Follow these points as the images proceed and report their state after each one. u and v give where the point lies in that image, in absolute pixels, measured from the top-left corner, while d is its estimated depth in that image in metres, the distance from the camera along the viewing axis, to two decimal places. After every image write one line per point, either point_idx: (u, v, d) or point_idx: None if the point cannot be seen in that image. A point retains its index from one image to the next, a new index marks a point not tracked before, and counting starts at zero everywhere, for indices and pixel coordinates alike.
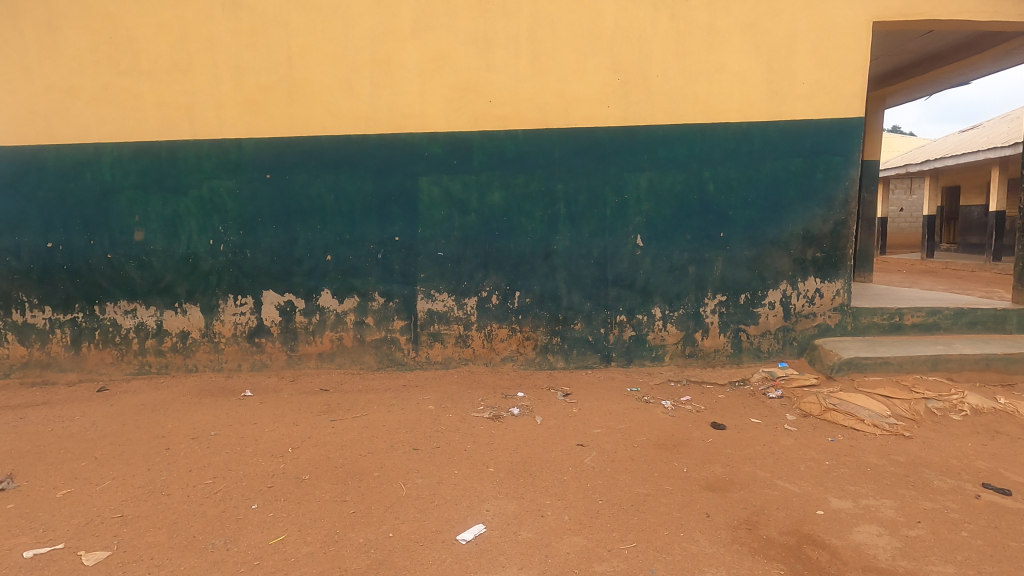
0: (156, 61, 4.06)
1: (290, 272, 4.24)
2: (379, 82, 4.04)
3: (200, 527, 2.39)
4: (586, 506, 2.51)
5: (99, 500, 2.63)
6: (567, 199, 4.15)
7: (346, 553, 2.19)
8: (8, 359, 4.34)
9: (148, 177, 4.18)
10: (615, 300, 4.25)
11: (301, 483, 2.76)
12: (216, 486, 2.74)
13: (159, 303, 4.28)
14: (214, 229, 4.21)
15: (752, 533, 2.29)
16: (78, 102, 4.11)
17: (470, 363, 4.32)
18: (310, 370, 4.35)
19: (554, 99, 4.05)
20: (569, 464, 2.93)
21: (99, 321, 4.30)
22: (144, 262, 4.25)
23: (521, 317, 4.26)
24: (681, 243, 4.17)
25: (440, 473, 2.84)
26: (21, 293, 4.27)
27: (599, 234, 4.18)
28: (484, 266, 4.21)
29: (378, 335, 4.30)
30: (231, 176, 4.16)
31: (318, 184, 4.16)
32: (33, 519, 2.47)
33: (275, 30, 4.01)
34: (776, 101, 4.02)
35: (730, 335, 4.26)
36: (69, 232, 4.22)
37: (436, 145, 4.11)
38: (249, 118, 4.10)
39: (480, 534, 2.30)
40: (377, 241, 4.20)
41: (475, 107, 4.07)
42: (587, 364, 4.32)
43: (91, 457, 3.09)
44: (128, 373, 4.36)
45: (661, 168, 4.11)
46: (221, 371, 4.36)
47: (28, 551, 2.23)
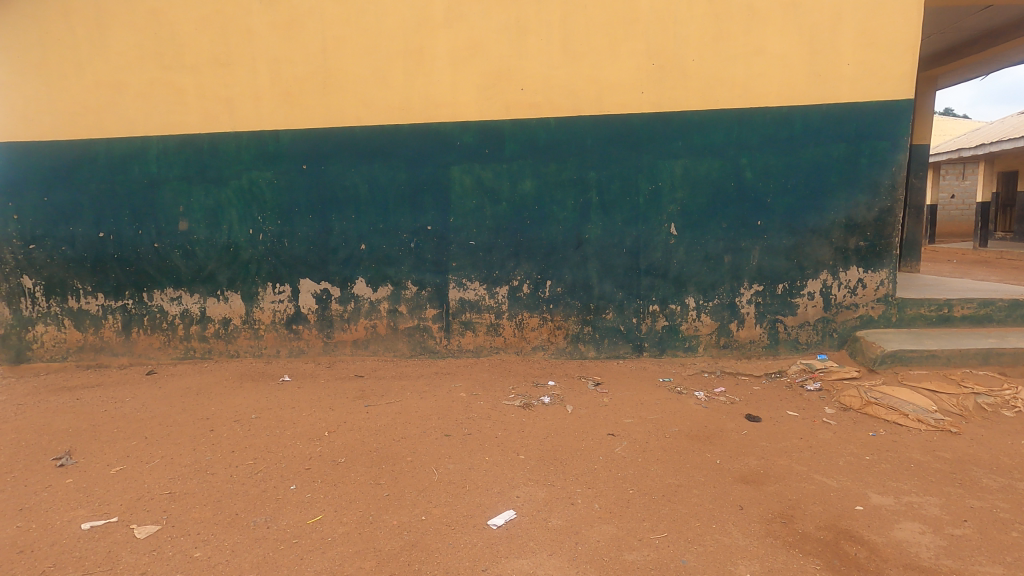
0: (198, 55, 4.18)
1: (326, 260, 4.34)
2: (412, 72, 4.07)
3: (243, 505, 2.49)
4: (616, 495, 2.52)
5: (150, 477, 2.78)
6: (599, 187, 4.11)
7: (380, 534, 2.25)
8: (65, 343, 4.58)
9: (191, 168, 4.32)
10: (648, 289, 4.19)
11: (337, 465, 2.84)
12: (257, 466, 2.86)
13: (203, 290, 4.45)
14: (254, 219, 4.34)
15: (786, 527, 2.25)
16: (126, 96, 4.27)
17: (501, 352, 4.34)
18: (345, 357, 4.45)
19: (587, 86, 4.00)
20: (599, 453, 2.93)
21: (147, 308, 4.50)
22: (189, 250, 4.41)
23: (552, 306, 4.26)
24: (717, 232, 4.08)
25: (472, 459, 2.88)
26: (76, 280, 4.49)
27: (631, 223, 4.13)
28: (515, 255, 4.21)
29: (411, 323, 4.36)
30: (269, 166, 4.27)
31: (353, 174, 4.22)
32: (90, 493, 2.63)
33: (311, 22, 4.08)
34: (818, 84, 3.87)
35: (767, 326, 4.17)
36: (119, 222, 4.41)
37: (468, 134, 4.11)
38: (286, 110, 4.19)
39: (510, 520, 2.33)
40: (410, 231, 4.25)
41: (507, 96, 4.05)
42: (618, 354, 4.29)
43: (141, 436, 3.26)
44: (174, 357, 4.56)
45: (697, 155, 4.01)
46: (261, 357, 4.51)
47: (86, 522, 2.37)
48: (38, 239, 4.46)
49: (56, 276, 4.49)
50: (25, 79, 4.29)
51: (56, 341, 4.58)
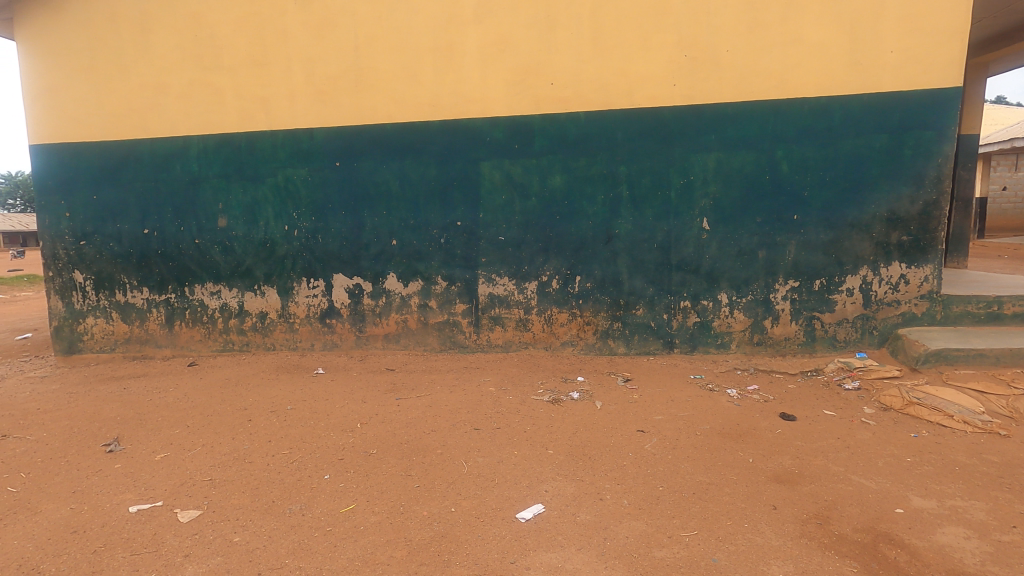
0: (235, 56, 4.29)
1: (358, 256, 4.41)
2: (442, 68, 4.10)
3: (279, 493, 2.57)
4: (646, 492, 2.50)
5: (191, 464, 2.89)
6: (630, 181, 4.07)
7: (411, 525, 2.29)
8: (113, 335, 4.79)
9: (229, 166, 4.45)
10: (679, 285, 4.13)
11: (369, 457, 2.90)
12: (293, 456, 2.94)
13: (241, 285, 4.58)
14: (289, 216, 4.44)
15: (821, 528, 2.20)
16: (168, 97, 4.42)
17: (530, 347, 4.36)
18: (377, 350, 4.54)
19: (618, 79, 3.95)
20: (628, 449, 2.91)
21: (189, 302, 4.66)
22: (228, 246, 4.55)
23: (581, 301, 4.24)
24: (751, 226, 3.99)
25: (501, 453, 2.91)
26: (123, 275, 4.69)
27: (662, 218, 4.08)
28: (545, 250, 4.21)
29: (441, 318, 4.41)
30: (303, 164, 4.36)
31: (384, 171, 4.28)
32: (137, 478, 2.75)
33: (343, 22, 4.14)
34: (859, 73, 3.74)
35: (803, 323, 4.07)
36: (162, 219, 4.58)
37: (498, 130, 4.12)
38: (319, 109, 4.27)
39: (539, 514, 2.34)
40: (440, 227, 4.29)
41: (537, 90, 4.03)
42: (649, 351, 4.25)
43: (184, 425, 3.39)
44: (214, 350, 4.72)
45: (731, 148, 3.93)
46: (296, 350, 4.63)
47: (133, 506, 2.49)
48: (88, 235, 4.66)
49: (104, 271, 4.70)
50: (75, 82, 4.48)
51: (104, 333, 4.79)
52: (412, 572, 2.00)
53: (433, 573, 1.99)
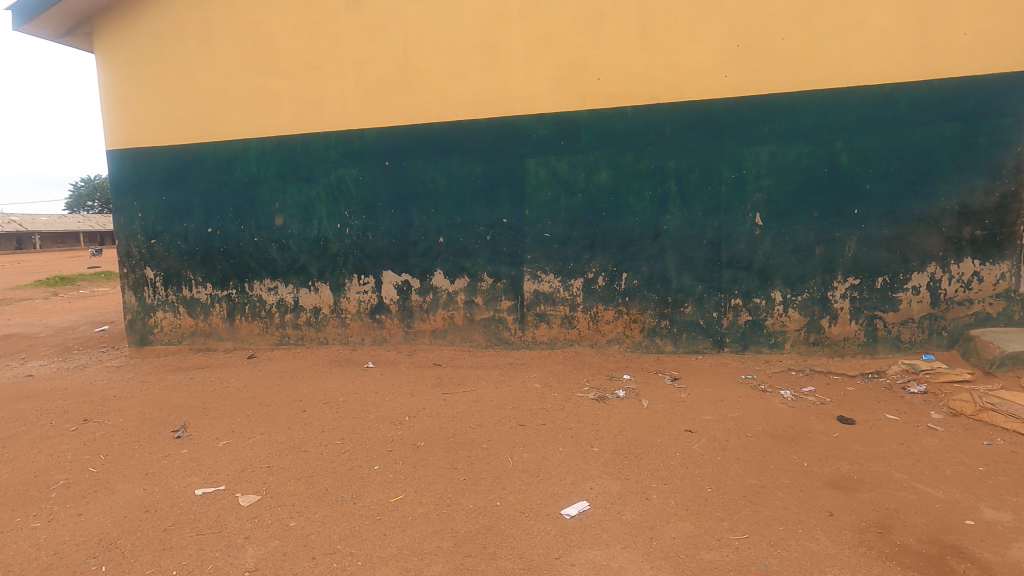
0: (291, 61, 4.46)
1: (407, 253, 4.52)
2: (488, 66, 4.12)
3: (332, 481, 2.68)
4: (694, 493, 2.46)
5: (251, 451, 3.04)
6: (679, 176, 3.98)
7: (457, 517, 2.34)
8: (180, 328, 5.08)
9: (285, 167, 4.63)
10: (730, 283, 4.02)
11: (417, 449, 2.98)
12: (345, 446, 3.05)
13: (296, 281, 4.77)
14: (341, 214, 4.59)
15: (882, 537, 2.10)
16: (229, 102, 4.64)
17: (576, 345, 4.34)
18: (424, 346, 4.63)
19: (666, 71, 3.87)
20: (675, 449, 2.87)
21: (248, 297, 4.89)
22: (284, 244, 4.74)
23: (628, 299, 4.20)
24: (808, 222, 3.84)
25: (546, 449, 2.92)
26: (189, 272, 4.96)
27: (713, 213, 3.97)
28: (591, 247, 4.18)
29: (487, 314, 4.46)
30: (354, 164, 4.49)
31: (431, 169, 4.36)
32: (202, 463, 2.92)
33: (393, 25, 4.24)
34: (928, 58, 3.52)
35: (863, 322, 3.88)
36: (224, 219, 4.82)
37: (544, 126, 4.11)
38: (369, 110, 4.39)
39: (584, 511, 2.35)
40: (486, 224, 4.33)
41: (583, 86, 4.00)
42: (697, 349, 4.16)
43: (244, 414, 3.57)
44: (271, 343, 4.93)
45: (787, 139, 3.78)
46: (347, 344, 4.79)
47: (199, 489, 2.64)
48: (158, 234, 4.96)
49: (172, 267, 4.99)
50: (146, 90, 4.77)
51: (172, 326, 5.10)
52: (459, 562, 2.04)
53: (479, 564, 2.03)
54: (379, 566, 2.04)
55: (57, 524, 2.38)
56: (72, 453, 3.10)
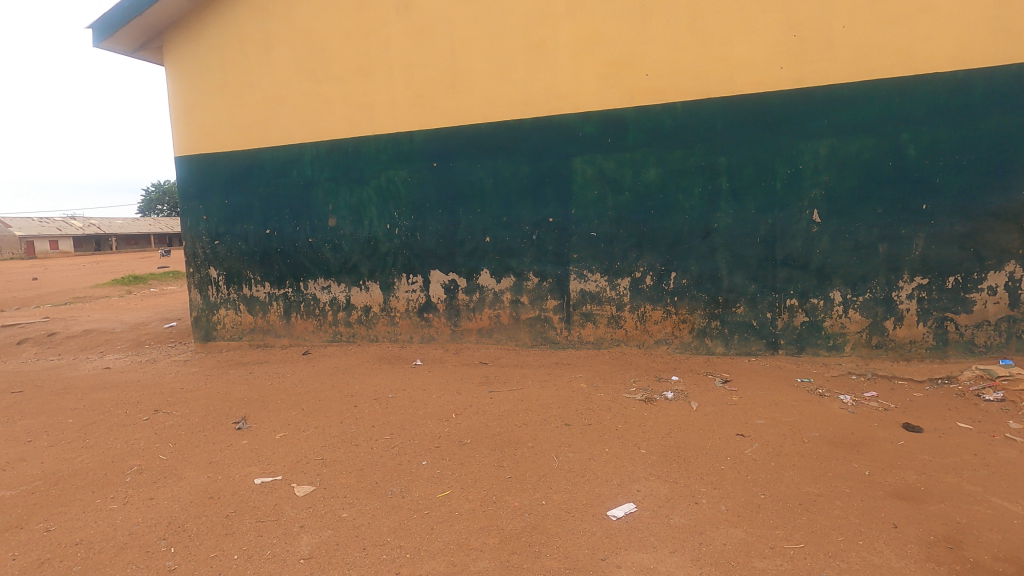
0: (343, 67, 4.61)
1: (453, 253, 4.58)
2: (534, 66, 4.13)
3: (382, 475, 2.76)
4: (745, 499, 2.39)
5: (306, 443, 3.17)
6: (730, 172, 3.87)
7: (503, 514, 2.37)
8: (241, 325, 5.34)
9: (338, 170, 4.78)
10: (785, 282, 3.88)
11: (463, 446, 3.02)
12: (394, 441, 3.14)
13: (348, 280, 4.93)
14: (390, 215, 4.70)
15: (952, 553, 1.98)
16: (286, 109, 4.84)
17: (623, 345, 4.29)
18: (471, 344, 4.69)
19: (718, 65, 3.77)
20: (726, 453, 2.80)
21: (303, 295, 5.09)
22: (337, 244, 4.90)
23: (676, 299, 4.11)
24: (870, 218, 3.65)
25: (592, 450, 2.91)
26: (249, 271, 5.21)
27: (766, 210, 3.84)
28: (638, 245, 4.13)
29: (533, 313, 4.47)
30: (402, 165, 4.59)
31: (478, 169, 4.40)
32: (261, 453, 3.07)
33: (441, 28, 4.32)
34: (1007, 41, 3.29)
35: (932, 325, 3.66)
36: (281, 220, 5.03)
37: (590, 124, 4.08)
38: (418, 112, 4.48)
39: (630, 513, 2.32)
40: (532, 223, 4.34)
41: (630, 83, 3.95)
42: (750, 351, 4.04)
43: (299, 408, 3.73)
44: (325, 340, 5.11)
45: (847, 132, 3.61)
46: (396, 342, 4.90)
47: (258, 478, 2.78)
48: (220, 235, 5.23)
49: (234, 267, 5.25)
50: (210, 99, 5.03)
51: (234, 323, 5.36)
52: (504, 559, 2.06)
53: (525, 562, 2.04)
54: (427, 559, 2.08)
55: (132, 507, 2.55)
56: (144, 440, 3.32)
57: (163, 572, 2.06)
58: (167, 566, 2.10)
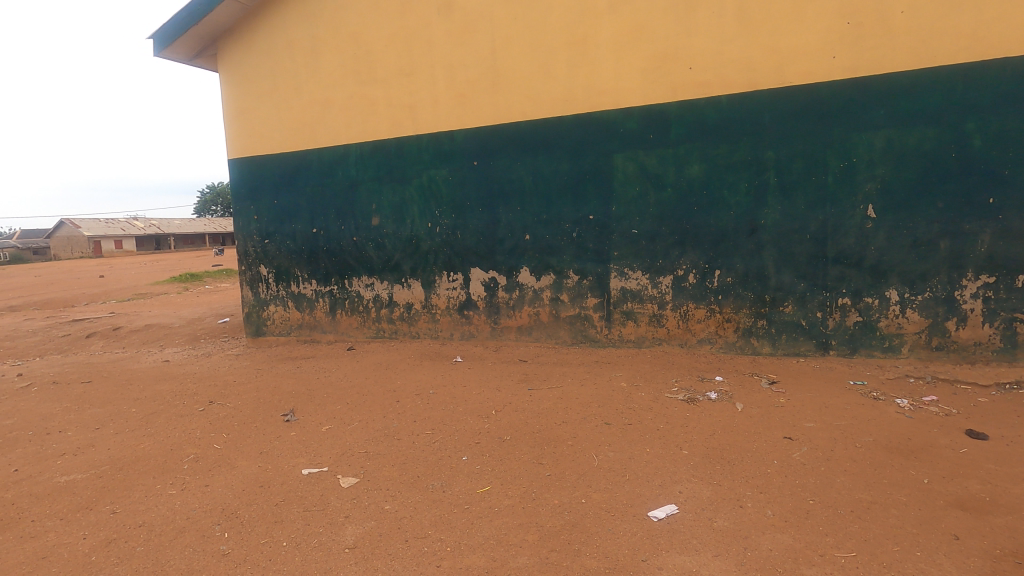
0: (387, 69, 4.71)
1: (494, 250, 4.61)
2: (576, 62, 4.11)
3: (424, 469, 2.81)
4: (794, 504, 2.32)
5: (350, 436, 3.27)
6: (779, 167, 3.74)
7: (542, 511, 2.37)
8: (289, 321, 5.54)
9: (381, 170, 4.88)
10: (837, 281, 3.73)
11: (503, 442, 3.05)
12: (435, 436, 3.19)
13: (390, 278, 5.03)
14: (432, 213, 4.77)
15: (1020, 568, 1.87)
16: (332, 111, 4.97)
17: (664, 344, 4.22)
18: (510, 342, 4.71)
19: (767, 56, 3.66)
20: (773, 456, 2.72)
21: (348, 293, 5.23)
22: (380, 243, 5.01)
23: (721, 297, 4.02)
24: (931, 213, 3.46)
25: (633, 449, 2.88)
26: (296, 269, 5.39)
27: (817, 206, 3.70)
28: (681, 243, 4.05)
29: (573, 311, 4.45)
30: (444, 164, 4.65)
31: (518, 167, 4.41)
32: (308, 445, 3.18)
33: (482, 27, 4.35)
34: None
35: (999, 326, 3.45)
36: (327, 220, 5.18)
37: (632, 120, 4.02)
38: (459, 112, 4.53)
39: (672, 514, 2.29)
40: (572, 221, 4.32)
41: (674, 77, 3.87)
42: (798, 352, 3.90)
43: (344, 402, 3.84)
44: (368, 336, 5.24)
45: (906, 122, 3.43)
46: (437, 338, 4.98)
47: (306, 469, 2.88)
48: (270, 234, 5.43)
49: (282, 265, 5.44)
50: (261, 103, 5.22)
51: (282, 319, 5.56)
52: (544, 556, 2.07)
53: (564, 560, 2.05)
54: (467, 554, 2.11)
55: (189, 493, 2.69)
56: (200, 430, 3.49)
57: (218, 556, 2.17)
58: (222, 550, 2.20)
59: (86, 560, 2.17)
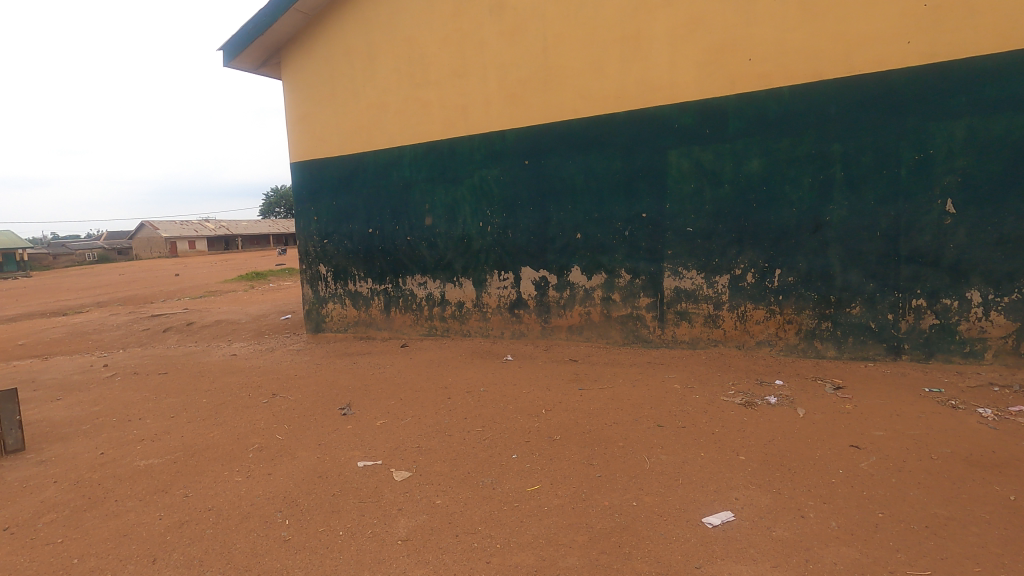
0: (441, 72, 4.80)
1: (544, 249, 4.62)
2: (629, 58, 4.05)
3: (474, 466, 2.85)
4: (861, 516, 2.20)
5: (403, 431, 3.35)
6: (846, 161, 3.56)
7: (592, 512, 2.36)
8: (346, 318, 5.74)
9: (434, 170, 4.98)
10: (911, 281, 3.50)
11: (553, 442, 3.04)
12: (485, 433, 3.23)
13: (442, 277, 5.12)
14: (483, 213, 4.83)
15: None
16: (388, 114, 5.12)
17: (720, 345, 4.09)
18: (561, 341, 4.69)
19: (833, 44, 3.48)
20: (837, 465, 2.59)
21: (402, 291, 5.36)
22: (433, 243, 5.11)
23: (782, 298, 3.85)
24: (1019, 208, 3.19)
25: (686, 453, 2.81)
26: (353, 268, 5.58)
27: (889, 201, 3.48)
28: (739, 241, 3.91)
29: (624, 311, 4.39)
30: (495, 164, 4.69)
31: (569, 166, 4.40)
32: (363, 438, 3.29)
33: (534, 27, 4.36)
34: None
35: None
36: (382, 220, 5.33)
37: (687, 115, 3.92)
38: (511, 111, 4.55)
39: (727, 521, 2.22)
40: (624, 219, 4.26)
41: (732, 69, 3.75)
42: (867, 356, 3.69)
43: (397, 397, 3.94)
44: (421, 334, 5.35)
45: (990, 110, 3.18)
46: (488, 337, 5.02)
47: (361, 461, 2.98)
48: (329, 234, 5.64)
49: (340, 264, 5.64)
50: (322, 108, 5.44)
51: (340, 316, 5.77)
52: (594, 558, 2.05)
53: (615, 563, 2.02)
54: (516, 551, 2.12)
55: (254, 480, 2.84)
56: (264, 421, 3.67)
57: (279, 541, 2.28)
58: (283, 536, 2.31)
59: (161, 539, 2.33)
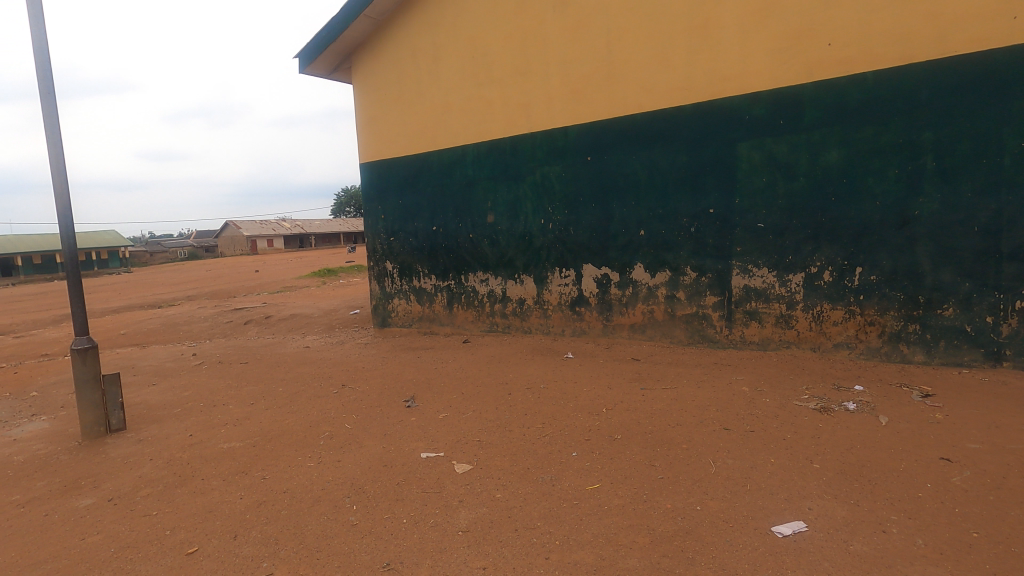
0: (504, 70, 4.85)
1: (606, 246, 4.57)
2: (697, 48, 3.92)
3: (534, 462, 2.87)
4: (951, 535, 2.03)
5: (464, 425, 3.42)
6: (938, 150, 3.28)
7: (654, 515, 2.31)
8: (411, 314, 5.92)
9: (496, 168, 5.03)
10: (1015, 280, 3.18)
11: (614, 441, 3.01)
12: (545, 430, 3.24)
13: (504, 274, 5.18)
14: (545, 210, 4.84)
15: None
16: (451, 114, 5.23)
17: (793, 347, 3.90)
18: (622, 339, 4.62)
19: (925, 24, 3.23)
20: (924, 478, 2.40)
21: (464, 288, 5.47)
22: (495, 240, 5.17)
23: (863, 297, 3.62)
24: None
25: (755, 458, 2.70)
26: (418, 265, 5.74)
27: (988, 193, 3.19)
28: (815, 237, 3.71)
29: (690, 310, 4.27)
30: (558, 161, 4.68)
31: (633, 161, 4.33)
32: (426, 431, 3.38)
33: (598, 21, 4.32)
34: None
35: None
36: (446, 218, 5.45)
37: (758, 106, 3.76)
38: (573, 108, 4.53)
39: (799, 532, 2.12)
40: (690, 215, 4.14)
41: (809, 55, 3.56)
42: (960, 362, 3.40)
43: (459, 392, 4.03)
44: (482, 330, 5.43)
45: None
46: (549, 334, 5.03)
47: (424, 453, 3.07)
48: (395, 233, 5.84)
49: (405, 261, 5.82)
50: (389, 110, 5.63)
51: (405, 311, 5.96)
52: (655, 561, 2.02)
53: (677, 567, 1.98)
54: (575, 549, 2.12)
55: (325, 466, 3.00)
56: (334, 411, 3.86)
57: (347, 525, 2.39)
58: (351, 520, 2.42)
59: (242, 517, 2.51)
